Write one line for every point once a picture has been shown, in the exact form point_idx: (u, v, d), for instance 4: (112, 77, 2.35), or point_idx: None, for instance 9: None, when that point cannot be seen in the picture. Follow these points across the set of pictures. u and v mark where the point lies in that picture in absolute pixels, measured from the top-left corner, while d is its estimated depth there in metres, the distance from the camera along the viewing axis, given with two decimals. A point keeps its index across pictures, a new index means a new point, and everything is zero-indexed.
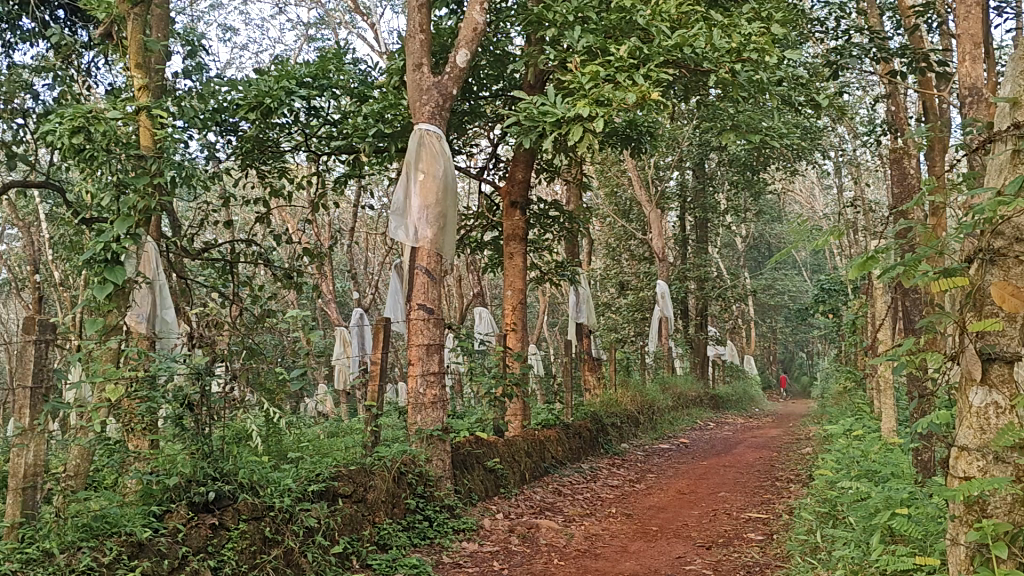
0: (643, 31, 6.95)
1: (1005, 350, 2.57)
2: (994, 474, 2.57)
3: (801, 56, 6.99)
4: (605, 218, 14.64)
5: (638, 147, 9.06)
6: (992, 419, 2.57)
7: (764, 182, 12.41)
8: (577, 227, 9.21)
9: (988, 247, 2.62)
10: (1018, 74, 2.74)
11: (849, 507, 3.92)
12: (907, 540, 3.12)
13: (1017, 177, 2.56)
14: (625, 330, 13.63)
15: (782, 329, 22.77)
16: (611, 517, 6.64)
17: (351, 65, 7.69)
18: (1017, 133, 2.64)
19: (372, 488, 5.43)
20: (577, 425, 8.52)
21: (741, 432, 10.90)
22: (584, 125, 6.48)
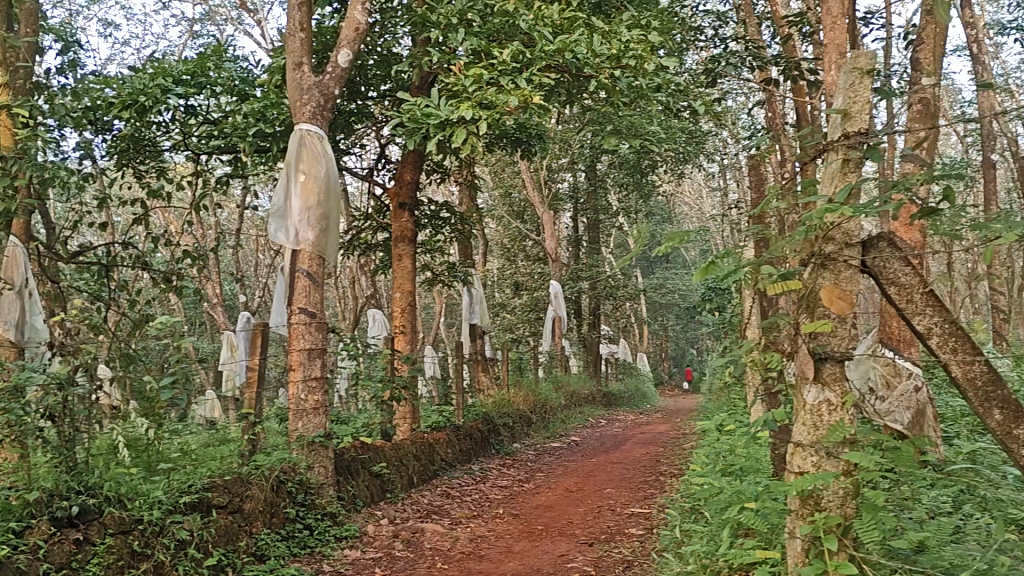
0: (526, 35, 7.02)
1: (834, 349, 2.75)
2: (826, 469, 2.70)
3: (677, 63, 7.19)
4: (499, 218, 14.74)
5: (527, 150, 9.12)
6: (824, 416, 2.74)
7: (653, 184, 12.70)
8: (468, 228, 9.23)
9: (820, 252, 2.81)
10: (849, 86, 2.89)
11: (707, 502, 4.04)
12: (755, 534, 3.24)
13: (844, 185, 2.72)
14: (520, 330, 13.74)
15: (674, 327, 23.36)
16: (498, 518, 6.69)
17: (231, 63, 7.51)
18: (847, 143, 2.83)
19: (250, 498, 5.32)
20: (468, 427, 8.54)
21: (631, 428, 11.12)
22: (468, 129, 6.52)
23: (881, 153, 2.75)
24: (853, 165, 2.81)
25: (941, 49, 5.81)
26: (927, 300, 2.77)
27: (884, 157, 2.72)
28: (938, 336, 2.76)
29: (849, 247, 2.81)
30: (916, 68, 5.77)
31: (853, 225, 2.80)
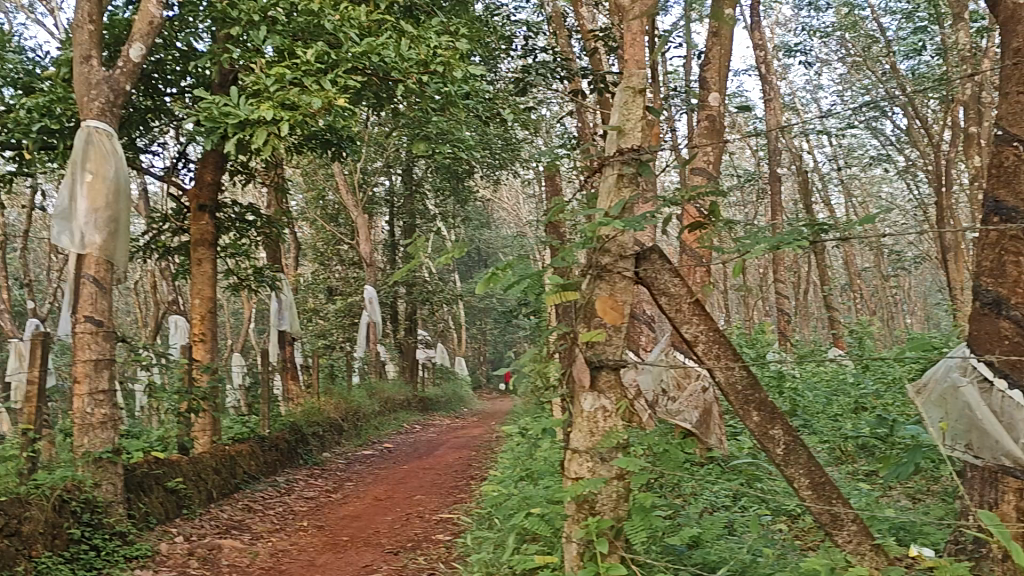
0: (331, 36, 6.82)
1: (609, 358, 2.84)
2: (600, 474, 2.81)
3: (484, 72, 7.31)
4: (313, 221, 14.47)
5: (337, 152, 8.92)
6: (600, 422, 2.82)
7: (470, 190, 12.86)
8: (276, 232, 8.97)
9: (597, 264, 2.92)
10: (624, 104, 3.03)
11: (498, 509, 4.12)
12: (538, 540, 3.32)
13: (619, 199, 2.84)
14: (334, 335, 13.54)
15: (491, 329, 23.75)
16: (301, 530, 6.52)
17: (14, 53, 6.94)
18: (621, 159, 2.96)
19: (29, 520, 4.90)
20: (273, 437, 8.29)
21: (445, 433, 11.17)
22: (269, 129, 6.33)
23: (651, 168, 2.91)
24: (627, 180, 2.95)
25: (726, 69, 6.20)
26: (694, 309, 2.91)
27: (653, 173, 2.87)
28: (703, 344, 2.91)
29: (624, 259, 2.92)
30: (705, 85, 6.16)
31: (628, 238, 2.93)
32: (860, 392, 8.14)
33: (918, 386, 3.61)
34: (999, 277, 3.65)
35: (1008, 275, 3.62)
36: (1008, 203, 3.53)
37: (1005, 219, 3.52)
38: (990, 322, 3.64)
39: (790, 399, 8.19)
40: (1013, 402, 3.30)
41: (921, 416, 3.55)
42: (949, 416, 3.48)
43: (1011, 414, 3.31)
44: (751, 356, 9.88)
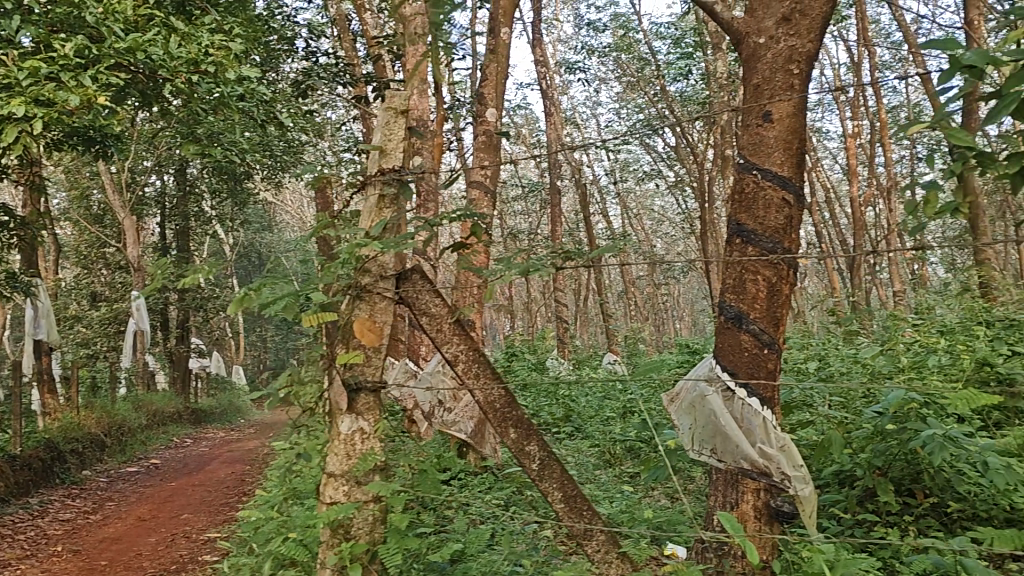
0: (93, 30, 6.33)
1: (367, 380, 2.97)
2: (355, 498, 2.93)
3: (259, 75, 7.10)
4: (76, 222, 13.44)
5: (102, 150, 8.31)
6: (356, 445, 2.95)
7: (249, 192, 12.43)
8: (32, 234, 8.23)
9: (357, 283, 2.94)
10: (386, 123, 3.05)
11: (260, 534, 4.01)
12: (300, 564, 3.27)
13: (380, 220, 2.88)
14: (97, 344, 12.64)
15: (273, 336, 23.03)
16: (55, 556, 6.01)
17: None
18: (383, 179, 2.98)
19: None
20: (25, 456, 7.60)
21: (218, 446, 10.72)
22: (19, 127, 5.79)
23: (410, 190, 2.97)
24: (388, 201, 2.99)
25: (502, 85, 6.38)
26: (454, 329, 2.96)
27: (413, 196, 2.94)
28: (463, 363, 2.96)
29: (384, 279, 2.97)
30: (482, 101, 6.31)
31: (388, 258, 2.97)
32: (626, 397, 8.62)
33: (671, 395, 3.84)
34: (741, 294, 3.95)
35: (748, 293, 3.93)
36: (748, 226, 3.83)
37: (746, 241, 3.82)
38: (733, 334, 3.94)
39: (562, 405, 8.50)
40: (752, 409, 3.63)
41: (673, 421, 3.79)
42: (697, 422, 3.73)
43: (750, 421, 3.64)
44: (530, 363, 10.17)
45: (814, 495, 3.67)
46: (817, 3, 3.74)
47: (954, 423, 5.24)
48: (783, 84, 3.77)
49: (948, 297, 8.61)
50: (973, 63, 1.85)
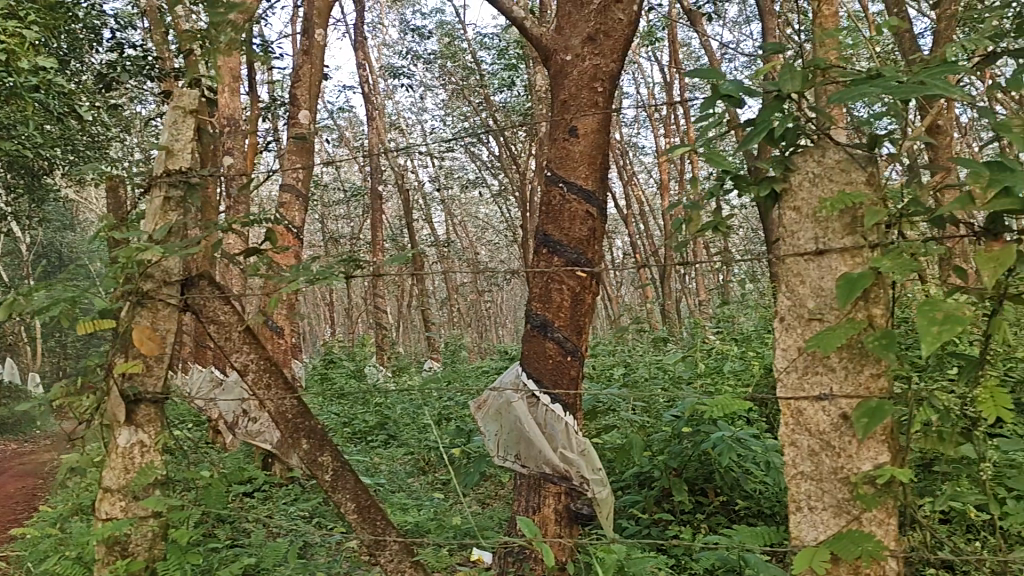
0: None
1: (148, 391, 2.84)
2: (133, 513, 2.82)
3: (56, 64, 6.71)
4: None
5: None
6: (135, 459, 2.83)
7: (47, 186, 11.64)
8: None
9: (138, 290, 2.80)
10: (173, 123, 2.95)
11: (37, 554, 3.75)
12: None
13: (164, 223, 2.79)
14: None
15: (74, 342, 21.56)
16: None
17: None
18: (168, 181, 2.90)
19: None
20: None
21: (5, 459, 9.92)
22: None
23: (199, 193, 2.89)
24: (174, 204, 2.90)
25: (316, 88, 6.35)
26: (244, 337, 2.90)
27: (201, 199, 2.86)
28: (253, 372, 2.91)
29: (168, 285, 2.84)
30: (294, 102, 6.25)
31: (174, 264, 2.85)
32: (441, 403, 8.67)
33: (479, 401, 3.88)
34: (546, 302, 4.04)
35: (553, 302, 4.02)
36: (554, 236, 3.91)
37: (552, 251, 3.91)
38: (538, 342, 4.03)
39: (378, 413, 8.42)
40: (554, 415, 3.68)
41: (479, 429, 3.83)
42: (502, 429, 3.79)
43: (553, 426, 3.70)
44: (348, 371, 10.03)
45: (611, 497, 3.78)
46: (621, 24, 3.89)
47: (742, 425, 5.60)
48: (589, 100, 3.90)
49: (743, 307, 9.19)
50: (737, 93, 2.00)
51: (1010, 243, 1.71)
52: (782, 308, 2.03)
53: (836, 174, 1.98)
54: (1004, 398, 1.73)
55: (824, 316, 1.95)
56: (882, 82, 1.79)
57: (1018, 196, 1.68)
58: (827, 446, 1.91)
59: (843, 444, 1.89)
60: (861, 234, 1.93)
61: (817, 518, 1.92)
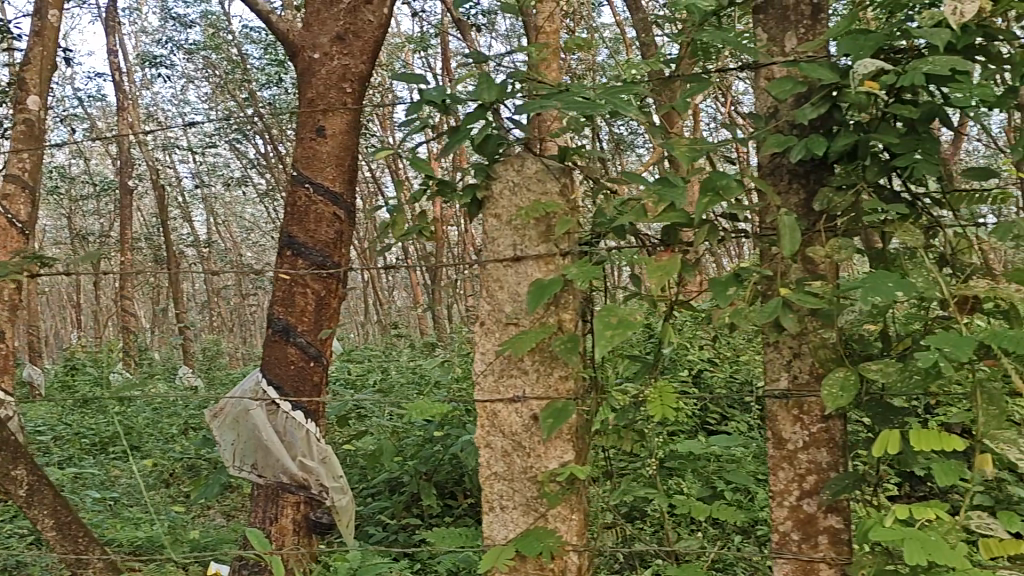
0: None
1: None
2: None
3: None
4: None
5: None
6: None
7: None
8: None
9: None
10: None
11: None
12: None
13: None
14: None
15: None
16: None
17: None
18: None
19: None
20: None
21: None
22: None
23: None
24: None
25: (49, 71, 5.85)
26: None
27: None
28: None
29: None
30: (23, 86, 5.72)
31: None
32: (190, 412, 8.21)
33: (214, 408, 3.63)
34: (289, 306, 3.89)
35: (296, 305, 3.89)
36: (299, 238, 3.76)
37: (296, 253, 3.76)
38: (279, 347, 3.85)
39: (118, 423, 7.85)
40: (295, 422, 3.54)
41: (213, 437, 3.57)
42: (239, 438, 3.57)
43: (292, 434, 3.56)
44: (89, 379, 9.29)
45: (351, 504, 3.70)
46: (370, 25, 3.83)
47: None
48: (336, 100, 3.79)
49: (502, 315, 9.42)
50: (441, 99, 2.02)
51: (676, 254, 1.86)
52: (481, 312, 2.04)
53: (532, 184, 2.02)
54: (670, 397, 1.89)
55: (519, 321, 1.99)
56: (569, 97, 1.87)
57: (684, 209, 1.82)
58: (519, 447, 1.97)
59: (533, 443, 1.96)
60: (554, 242, 2.01)
61: (507, 517, 1.98)
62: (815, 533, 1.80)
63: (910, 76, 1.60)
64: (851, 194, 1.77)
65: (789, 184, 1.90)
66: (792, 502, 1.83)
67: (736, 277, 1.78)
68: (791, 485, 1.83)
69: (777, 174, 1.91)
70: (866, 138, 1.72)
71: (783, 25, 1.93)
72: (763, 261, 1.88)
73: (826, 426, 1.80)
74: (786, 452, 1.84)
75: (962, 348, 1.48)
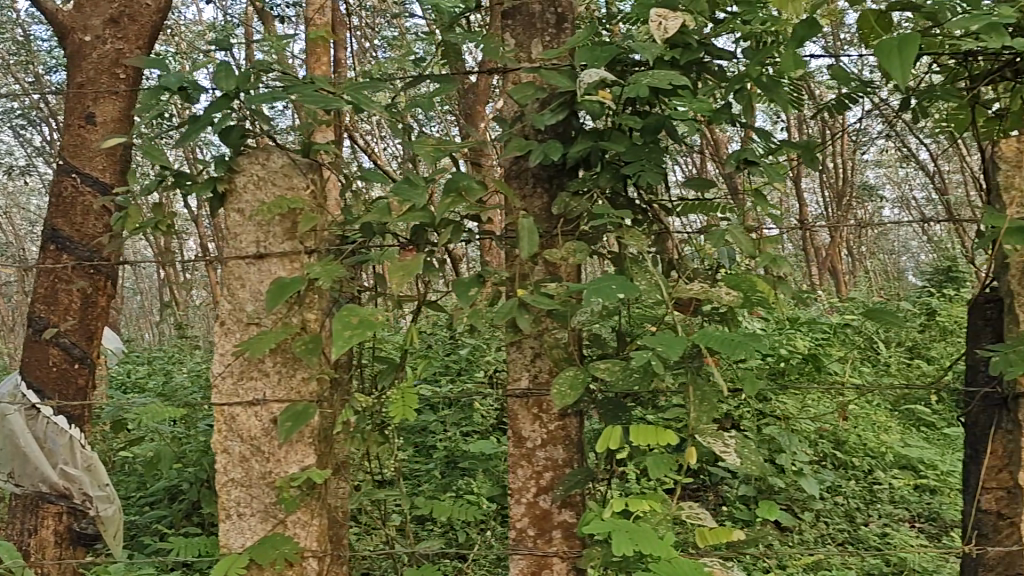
0: None
1: None
2: None
3: None
4: None
5: None
6: None
7: None
8: None
9: None
10: None
11: None
12: None
13: None
14: None
15: None
16: None
17: None
18: None
19: None
20: None
21: None
22: None
23: None
24: None
25: None
26: None
27: None
28: None
29: None
30: None
31: None
32: None
33: None
34: (51, 305, 3.41)
35: (59, 304, 3.41)
36: (63, 232, 3.34)
37: (61, 249, 3.33)
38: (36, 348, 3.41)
39: None
40: (58, 427, 3.20)
41: None
42: None
43: (54, 441, 3.20)
44: None
45: (118, 512, 3.40)
46: (147, 9, 3.50)
47: None
48: (108, 86, 3.40)
49: None
50: (181, 86, 1.91)
51: (419, 254, 1.80)
52: (221, 311, 1.94)
53: (279, 179, 1.95)
54: (412, 400, 1.88)
55: (261, 321, 1.91)
56: (306, 90, 1.79)
57: (426, 209, 1.77)
58: (258, 452, 1.90)
59: (272, 448, 1.90)
60: (300, 240, 1.94)
61: (244, 525, 1.91)
62: (549, 529, 1.83)
63: (633, 88, 1.66)
64: (587, 199, 1.81)
65: (533, 188, 1.90)
66: (529, 498, 1.84)
67: (477, 279, 1.77)
68: (528, 483, 1.85)
69: (520, 178, 1.91)
70: (598, 146, 1.77)
71: (529, 32, 1.93)
72: (507, 262, 1.87)
73: (562, 424, 1.83)
74: (524, 450, 1.85)
75: (674, 348, 1.54)
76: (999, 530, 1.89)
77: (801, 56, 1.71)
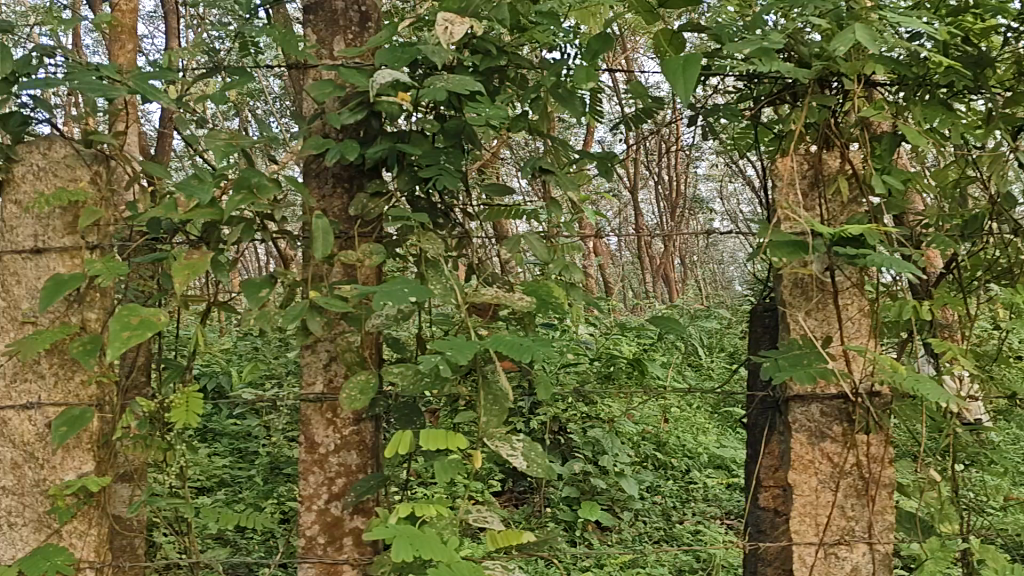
0: None
1: None
2: None
3: None
4: None
5: None
6: None
7: None
8: None
9: None
10: None
11: None
12: None
13: None
14: None
15: None
16: None
17: None
18: None
19: None
20: None
21: None
22: None
23: None
24: None
25: None
26: None
27: None
28: None
29: None
30: None
31: None
32: None
33: None
34: None
35: None
36: None
37: None
38: None
39: None
40: None
41: None
42: None
43: None
44: None
45: None
46: None
47: None
48: None
49: None
50: None
51: (208, 253, 1.74)
52: None
53: (60, 170, 1.83)
54: (199, 404, 1.81)
55: (37, 320, 1.80)
56: (88, 77, 1.69)
57: (218, 207, 1.71)
58: (30, 458, 1.79)
59: (46, 455, 1.79)
60: (81, 235, 1.84)
61: (14, 536, 1.79)
62: (340, 536, 1.80)
63: (428, 92, 1.66)
64: (384, 201, 1.80)
65: (332, 188, 1.88)
66: (320, 506, 1.80)
67: (268, 279, 1.71)
68: (320, 490, 1.81)
69: (319, 178, 1.88)
70: (397, 148, 1.76)
71: (331, 29, 1.90)
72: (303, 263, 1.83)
73: (357, 429, 1.82)
74: (317, 456, 1.81)
75: (461, 351, 1.53)
76: (775, 527, 2.04)
77: (593, 69, 1.76)
